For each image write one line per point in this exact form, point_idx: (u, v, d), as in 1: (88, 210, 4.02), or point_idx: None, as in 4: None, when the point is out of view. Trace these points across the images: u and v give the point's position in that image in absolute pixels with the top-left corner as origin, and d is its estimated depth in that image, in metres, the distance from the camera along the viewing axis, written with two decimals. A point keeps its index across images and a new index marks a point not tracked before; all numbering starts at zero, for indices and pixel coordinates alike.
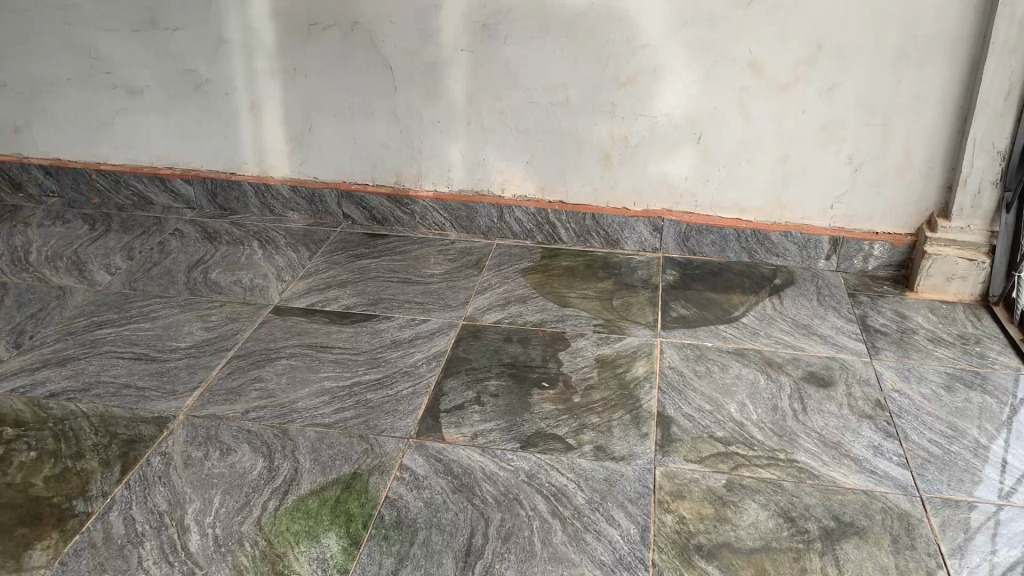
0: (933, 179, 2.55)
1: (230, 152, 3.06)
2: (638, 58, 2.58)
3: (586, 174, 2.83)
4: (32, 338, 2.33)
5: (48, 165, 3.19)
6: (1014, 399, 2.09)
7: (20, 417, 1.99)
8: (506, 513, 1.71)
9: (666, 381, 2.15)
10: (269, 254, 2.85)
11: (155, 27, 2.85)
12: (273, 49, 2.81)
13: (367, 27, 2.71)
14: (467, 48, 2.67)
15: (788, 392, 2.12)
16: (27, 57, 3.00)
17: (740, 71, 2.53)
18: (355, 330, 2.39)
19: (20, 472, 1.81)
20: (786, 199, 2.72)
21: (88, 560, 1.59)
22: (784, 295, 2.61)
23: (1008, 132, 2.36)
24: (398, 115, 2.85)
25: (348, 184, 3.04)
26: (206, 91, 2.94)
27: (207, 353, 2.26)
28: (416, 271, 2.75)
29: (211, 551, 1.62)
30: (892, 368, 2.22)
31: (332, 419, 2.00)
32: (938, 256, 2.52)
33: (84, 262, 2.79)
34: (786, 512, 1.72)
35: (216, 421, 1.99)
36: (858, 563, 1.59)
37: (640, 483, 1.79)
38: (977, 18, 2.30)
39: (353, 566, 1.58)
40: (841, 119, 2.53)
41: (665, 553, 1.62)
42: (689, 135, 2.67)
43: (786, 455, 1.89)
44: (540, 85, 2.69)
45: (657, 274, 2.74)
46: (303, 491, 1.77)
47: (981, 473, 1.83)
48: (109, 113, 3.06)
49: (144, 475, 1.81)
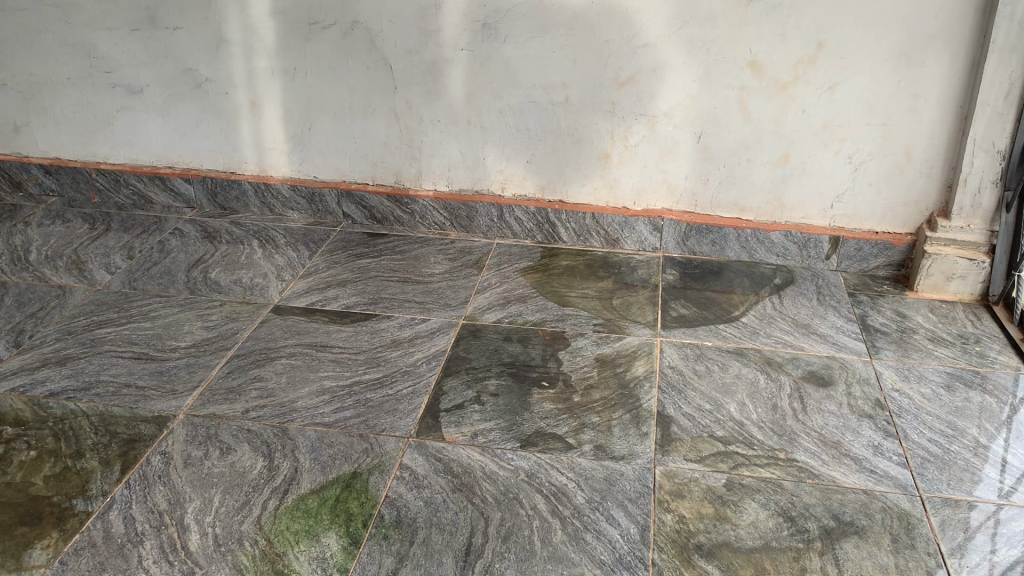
0: (932, 178, 2.55)
1: (230, 150, 3.06)
2: (637, 57, 2.58)
3: (586, 174, 2.83)
4: (32, 338, 2.33)
5: (48, 164, 3.20)
6: (1014, 399, 2.09)
7: (20, 416, 1.99)
8: (507, 513, 1.71)
9: (665, 381, 2.15)
10: (269, 254, 2.85)
11: (155, 26, 2.85)
12: (272, 49, 2.81)
13: (367, 26, 2.71)
14: (467, 47, 2.67)
15: (787, 392, 2.12)
16: (26, 56, 2.99)
17: (739, 70, 2.53)
18: (355, 330, 2.39)
19: (20, 472, 1.81)
20: (785, 199, 2.72)
21: (88, 560, 1.59)
22: (784, 295, 2.61)
23: (1008, 132, 2.36)
24: (398, 114, 2.85)
25: (348, 184, 3.04)
26: (206, 90, 2.93)
27: (208, 353, 2.26)
28: (416, 271, 2.74)
29: (211, 551, 1.61)
30: (891, 368, 2.22)
31: (332, 419, 2.00)
32: (938, 255, 2.52)
33: (84, 261, 2.78)
34: (786, 512, 1.71)
35: (216, 420, 1.99)
36: (858, 563, 1.59)
37: (640, 482, 1.79)
38: (976, 17, 2.30)
39: (353, 566, 1.58)
40: (841, 119, 2.53)
41: (665, 553, 1.62)
42: (689, 134, 2.67)
43: (786, 455, 1.89)
44: (540, 84, 2.69)
45: (657, 273, 2.74)
46: (303, 491, 1.77)
47: (981, 474, 1.83)
48: (108, 112, 3.06)
49: (144, 474, 1.81)
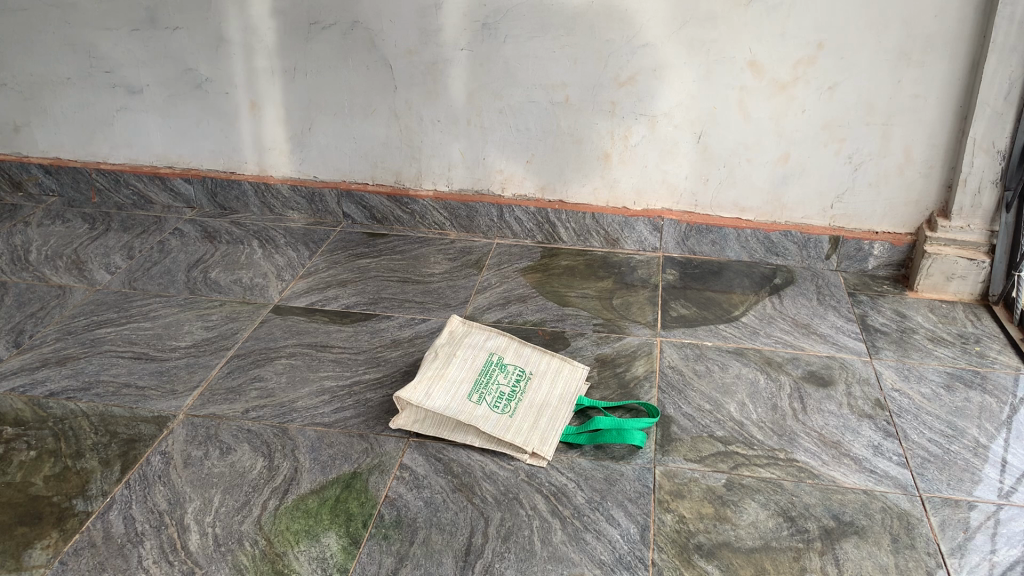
0: (933, 178, 2.55)
1: (231, 150, 3.06)
2: (637, 57, 2.58)
3: (586, 174, 2.83)
4: (32, 338, 2.33)
5: (48, 164, 3.20)
6: (1014, 399, 2.09)
7: (20, 416, 1.99)
8: (507, 513, 1.71)
9: (665, 381, 2.15)
10: (269, 253, 2.85)
11: (155, 26, 2.84)
12: (272, 48, 2.81)
13: (367, 26, 2.70)
14: (466, 47, 2.67)
15: (787, 391, 2.12)
16: (26, 56, 2.99)
17: (739, 70, 2.53)
18: (355, 329, 2.39)
19: (20, 471, 1.81)
20: (785, 199, 2.72)
21: (88, 560, 1.59)
22: (784, 295, 2.61)
23: (1008, 132, 2.36)
24: (399, 114, 2.84)
25: (348, 184, 3.04)
26: (206, 90, 2.93)
27: (208, 353, 2.26)
28: (416, 271, 2.74)
29: (211, 551, 1.61)
30: (891, 368, 2.22)
31: (333, 419, 2.00)
32: (938, 255, 2.53)
33: (84, 261, 2.78)
34: (786, 512, 1.71)
35: (216, 420, 1.99)
36: (858, 563, 1.60)
37: (640, 483, 1.79)
38: (977, 16, 2.29)
39: (353, 566, 1.58)
40: (841, 118, 2.53)
41: (664, 553, 1.62)
42: (689, 135, 2.67)
43: (786, 455, 1.89)
44: (540, 85, 2.69)
45: (657, 273, 2.74)
46: (303, 491, 1.77)
47: (982, 474, 1.83)
48: (108, 112, 3.06)
49: (144, 474, 1.81)
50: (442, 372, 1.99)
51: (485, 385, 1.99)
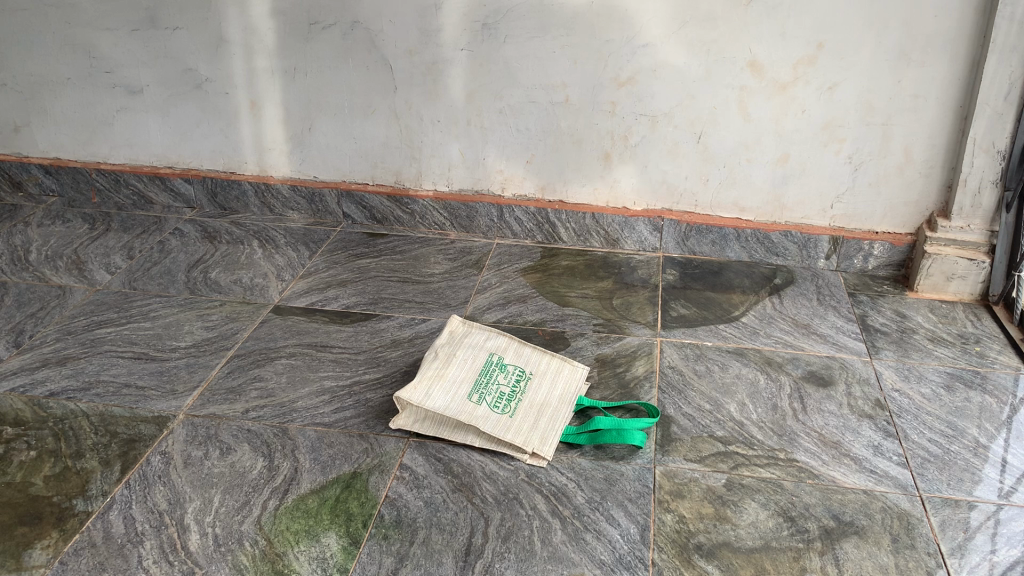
0: (933, 178, 2.55)
1: (231, 151, 3.06)
2: (638, 57, 2.58)
3: (586, 174, 2.83)
4: (32, 338, 2.33)
5: (48, 164, 3.20)
6: (1014, 399, 2.09)
7: (20, 416, 1.99)
8: (506, 513, 1.71)
9: (665, 381, 2.15)
10: (269, 253, 2.85)
11: (155, 26, 2.84)
12: (272, 48, 2.81)
13: (367, 26, 2.70)
14: (466, 47, 2.67)
15: (787, 392, 2.12)
16: (26, 56, 2.99)
17: (739, 70, 2.53)
18: (355, 329, 2.39)
19: (20, 472, 1.81)
20: (785, 199, 2.72)
21: (88, 560, 1.59)
22: (784, 295, 2.61)
23: (1008, 132, 2.36)
24: (399, 114, 2.84)
25: (348, 184, 3.04)
26: (206, 90, 2.93)
27: (208, 353, 2.26)
28: (416, 271, 2.74)
29: (211, 551, 1.62)
30: (891, 368, 2.22)
31: (333, 419, 2.00)
32: (939, 255, 2.53)
33: (84, 261, 2.78)
34: (786, 512, 1.71)
35: (216, 420, 1.99)
36: (858, 563, 1.60)
37: (640, 483, 1.79)
38: (977, 17, 2.29)
39: (353, 566, 1.58)
40: (841, 118, 2.53)
41: (664, 553, 1.62)
42: (689, 135, 2.67)
43: (786, 455, 1.89)
44: (540, 85, 2.69)
45: (657, 273, 2.74)
46: (303, 491, 1.77)
47: (981, 474, 1.83)
48: (108, 112, 3.06)
49: (144, 474, 1.81)
50: (442, 372, 1.99)
51: (485, 385, 1.99)
